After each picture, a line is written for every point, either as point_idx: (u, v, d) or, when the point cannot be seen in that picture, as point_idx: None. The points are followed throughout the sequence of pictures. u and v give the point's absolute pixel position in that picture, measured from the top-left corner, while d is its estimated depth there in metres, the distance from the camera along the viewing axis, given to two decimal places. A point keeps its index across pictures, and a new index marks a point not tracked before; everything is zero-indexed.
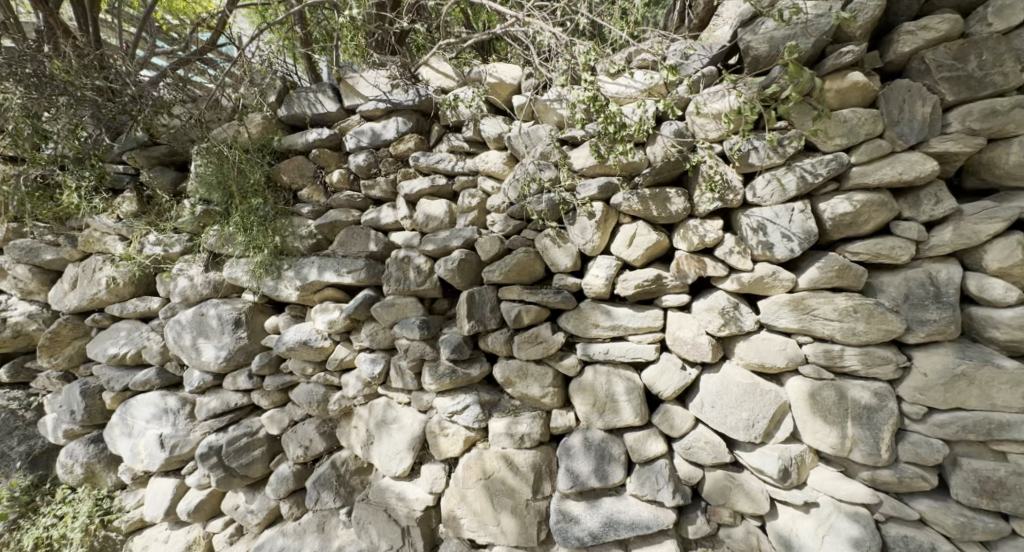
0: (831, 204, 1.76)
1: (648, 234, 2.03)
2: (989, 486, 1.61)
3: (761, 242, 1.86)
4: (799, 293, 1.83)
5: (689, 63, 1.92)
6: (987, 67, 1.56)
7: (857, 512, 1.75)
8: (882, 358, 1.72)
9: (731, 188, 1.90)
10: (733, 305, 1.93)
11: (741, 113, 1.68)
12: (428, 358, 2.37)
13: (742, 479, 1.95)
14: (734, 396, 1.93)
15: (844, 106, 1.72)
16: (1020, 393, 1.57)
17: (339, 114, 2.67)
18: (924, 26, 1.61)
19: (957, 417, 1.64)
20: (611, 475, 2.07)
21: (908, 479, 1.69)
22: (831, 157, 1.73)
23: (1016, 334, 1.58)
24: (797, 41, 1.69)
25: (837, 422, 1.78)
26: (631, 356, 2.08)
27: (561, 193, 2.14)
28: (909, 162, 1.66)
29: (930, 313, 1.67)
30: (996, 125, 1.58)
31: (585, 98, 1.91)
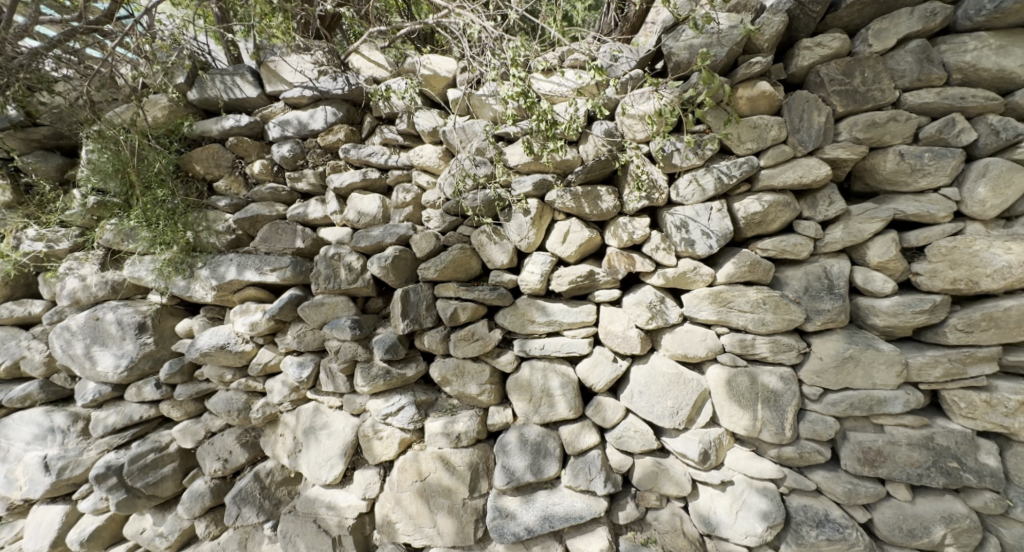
0: (744, 204, 1.90)
1: (581, 231, 2.08)
2: (870, 455, 1.80)
3: (684, 239, 1.97)
4: (717, 286, 1.97)
5: (617, 64, 1.99)
6: (869, 83, 1.74)
7: (766, 487, 1.91)
8: (786, 344, 1.89)
9: (656, 187, 1.99)
10: (659, 299, 2.03)
11: (664, 116, 1.76)
12: (360, 360, 2.27)
13: (668, 464, 2.06)
14: (660, 385, 2.03)
15: (753, 113, 1.86)
16: (895, 372, 1.77)
17: (260, 101, 2.48)
18: (819, 43, 1.78)
19: (846, 396, 1.83)
20: (546, 469, 2.10)
21: (806, 454, 1.87)
22: (743, 160, 1.87)
23: (892, 320, 1.79)
24: (713, 50, 1.80)
25: (749, 406, 1.93)
26: (566, 350, 2.13)
27: (496, 189, 2.13)
28: (807, 167, 1.83)
29: (825, 303, 1.86)
30: (877, 135, 1.77)
31: (513, 94, 1.90)
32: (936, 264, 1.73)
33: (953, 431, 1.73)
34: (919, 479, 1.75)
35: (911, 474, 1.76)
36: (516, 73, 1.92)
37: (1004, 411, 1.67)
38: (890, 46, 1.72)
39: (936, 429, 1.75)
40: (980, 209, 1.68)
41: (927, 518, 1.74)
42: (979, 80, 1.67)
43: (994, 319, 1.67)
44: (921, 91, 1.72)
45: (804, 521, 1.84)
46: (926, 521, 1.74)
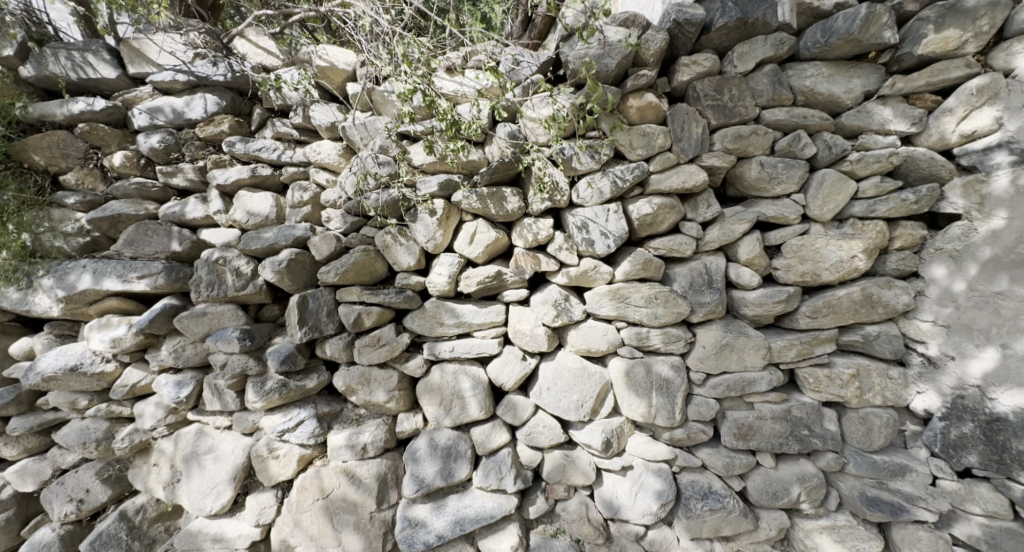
0: (637, 206, 2.04)
1: (488, 232, 2.08)
2: (743, 430, 2.03)
3: (585, 239, 2.07)
4: (616, 283, 2.09)
5: (519, 69, 2.02)
6: (736, 100, 1.96)
7: (660, 468, 2.07)
8: (675, 335, 2.06)
9: (558, 189, 2.05)
10: (564, 297, 2.11)
11: (560, 121, 1.83)
12: (252, 374, 2.07)
13: (575, 455, 2.14)
14: (566, 380, 2.10)
15: (643, 122, 2.02)
16: (762, 355, 2.02)
17: (121, 83, 2.14)
18: (694, 61, 1.96)
19: (724, 379, 2.04)
20: (456, 472, 2.07)
21: (693, 434, 2.06)
22: (635, 165, 2.00)
23: (758, 310, 2.02)
24: (603, 61, 1.90)
25: (645, 394, 2.07)
26: (476, 351, 2.13)
27: (400, 188, 2.05)
28: (689, 173, 2.01)
29: (706, 297, 2.05)
30: (744, 146, 1.99)
31: (404, 92, 1.83)
32: (790, 260, 2.00)
33: (805, 403, 2.01)
34: (780, 447, 2.01)
35: (774, 443, 2.01)
36: (410, 69, 1.85)
37: (840, 384, 1.95)
38: (750, 69, 1.96)
39: (793, 403, 2.01)
40: (820, 212, 1.96)
41: (787, 480, 1.99)
42: (818, 103, 1.95)
43: (831, 306, 1.96)
44: (776, 109, 1.97)
45: (692, 495, 2.02)
46: (786, 483, 1.99)
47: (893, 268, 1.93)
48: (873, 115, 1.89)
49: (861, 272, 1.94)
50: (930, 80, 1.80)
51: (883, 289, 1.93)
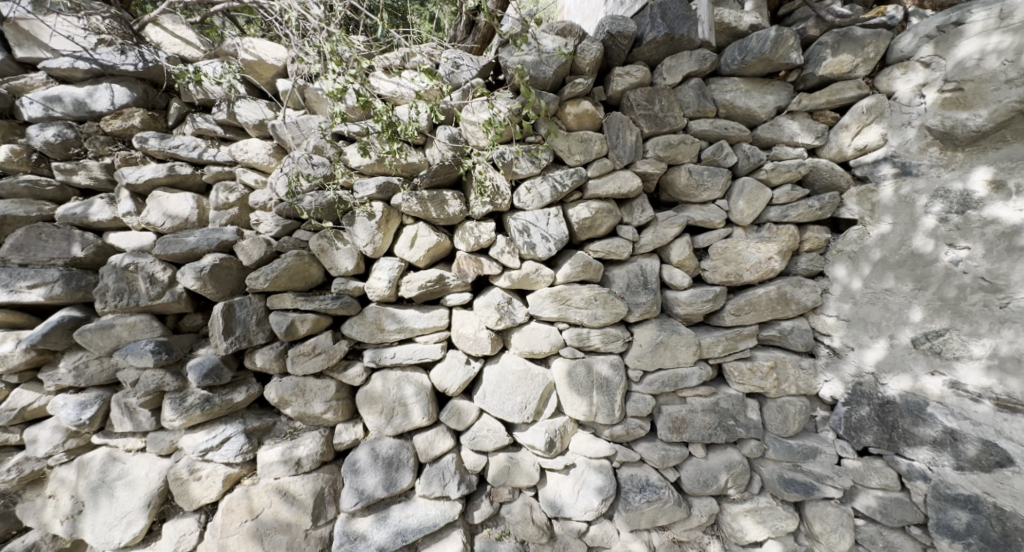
0: (576, 211, 2.09)
1: (429, 235, 2.05)
2: (676, 423, 2.14)
3: (526, 242, 2.09)
4: (557, 286, 2.13)
5: (459, 73, 2.00)
6: (665, 110, 2.06)
7: (602, 464, 2.13)
8: (614, 335, 2.13)
9: (500, 193, 2.05)
10: (507, 300, 2.12)
11: (497, 126, 1.84)
12: (169, 390, 1.90)
13: (519, 457, 2.16)
14: (510, 383, 2.12)
15: (581, 128, 2.08)
16: (693, 351, 2.14)
17: (10, 68, 1.93)
18: (627, 72, 2.05)
19: (659, 375, 2.14)
20: (399, 482, 2.02)
21: (631, 429, 2.14)
22: (574, 170, 2.05)
23: (688, 309, 2.14)
24: (540, 68, 1.93)
25: (586, 393, 2.13)
26: (418, 357, 2.09)
27: (336, 191, 1.96)
28: (625, 179, 2.09)
29: (642, 297, 2.14)
30: (674, 154, 2.10)
31: (333, 91, 1.72)
32: (716, 261, 2.14)
33: (731, 395, 2.15)
34: (710, 438, 2.13)
35: (704, 434, 2.13)
36: (340, 68, 1.78)
37: (761, 375, 2.12)
38: (677, 82, 2.08)
39: (720, 396, 2.15)
40: (740, 217, 2.12)
41: (716, 468, 2.12)
42: (737, 116, 2.10)
43: (752, 304, 2.12)
44: (701, 120, 2.10)
45: (631, 489, 2.10)
46: (715, 471, 2.12)
47: (803, 268, 2.12)
48: (783, 128, 2.06)
49: (777, 272, 2.12)
50: (829, 99, 1.99)
51: (795, 288, 2.11)
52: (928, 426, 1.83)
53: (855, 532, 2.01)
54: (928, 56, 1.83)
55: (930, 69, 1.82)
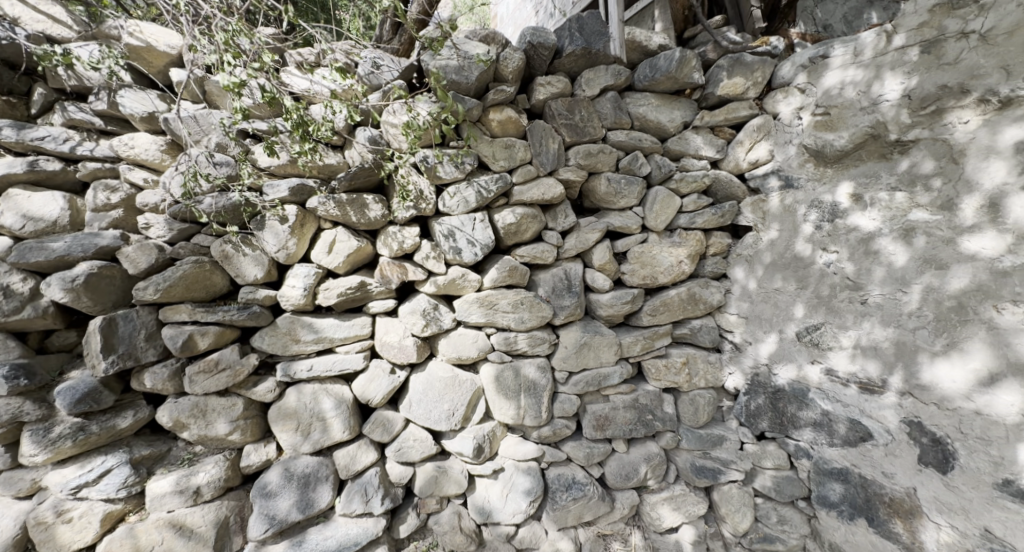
0: (502, 216, 2.10)
1: (348, 240, 1.94)
2: (600, 420, 2.22)
3: (452, 247, 2.05)
4: (484, 291, 2.12)
5: (380, 73, 1.92)
6: (585, 121, 2.15)
7: (530, 466, 2.16)
8: (540, 338, 2.17)
9: (424, 197, 2.01)
10: (433, 306, 2.08)
11: (416, 130, 1.79)
12: (29, 421, 1.63)
13: (447, 465, 2.12)
14: (437, 390, 2.07)
15: (505, 135, 2.10)
16: (614, 351, 2.24)
17: None
18: (548, 82, 2.11)
19: (583, 375, 2.21)
20: (316, 502, 1.89)
21: (558, 430, 2.19)
22: (498, 176, 2.06)
23: (609, 311, 2.24)
24: (462, 74, 1.92)
25: (513, 397, 2.15)
26: (338, 368, 1.98)
27: (241, 192, 1.80)
28: (548, 185, 2.13)
29: (566, 301, 2.20)
30: (594, 162, 2.19)
31: (229, 85, 1.50)
32: (634, 265, 2.26)
33: (649, 391, 2.28)
34: (631, 433, 2.24)
35: (625, 430, 2.24)
36: (239, 61, 1.64)
37: (675, 371, 2.28)
38: (596, 93, 2.17)
39: (640, 392, 2.27)
40: (655, 223, 2.25)
41: (636, 461, 2.23)
42: (650, 129, 2.24)
43: (666, 304, 2.28)
44: (618, 131, 2.22)
45: (558, 488, 2.15)
46: (635, 464, 2.22)
47: (709, 270, 2.33)
48: (689, 142, 2.24)
49: (687, 274, 2.29)
50: (727, 117, 2.20)
51: (702, 288, 2.31)
52: (809, 409, 2.04)
53: (755, 509, 2.20)
54: (802, 84, 2.04)
55: (804, 95, 2.04)
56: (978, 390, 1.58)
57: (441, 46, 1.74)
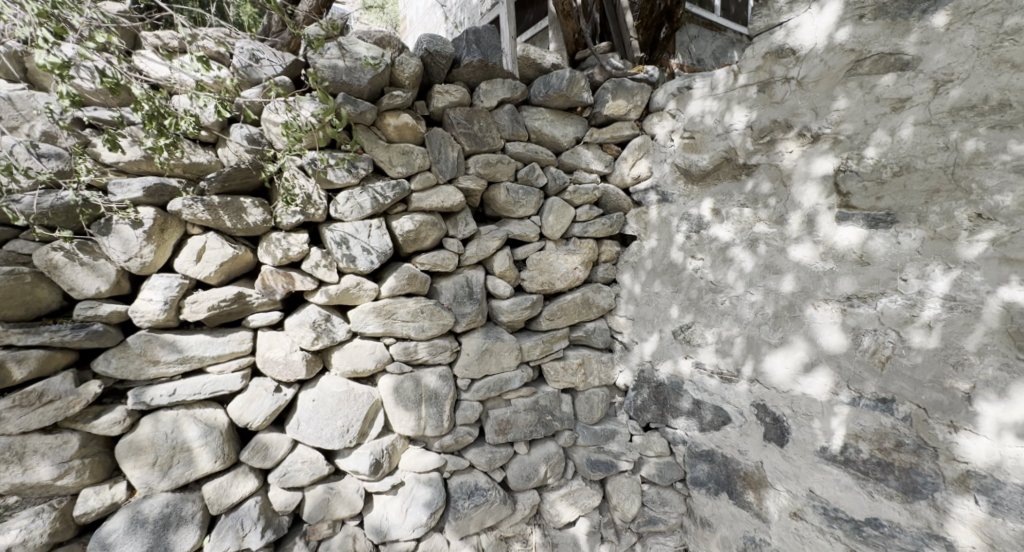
0: (401, 222, 2.04)
1: (222, 247, 1.75)
2: (502, 425, 2.26)
3: (345, 255, 1.94)
4: (382, 300, 2.04)
5: (260, 67, 1.76)
6: (484, 131, 2.19)
7: (431, 477, 2.12)
8: (442, 346, 2.15)
9: (312, 201, 1.89)
10: (325, 318, 1.94)
11: (297, 131, 1.66)
12: None
13: (341, 485, 2.00)
14: (329, 407, 1.94)
15: (402, 140, 2.06)
16: (514, 356, 2.30)
17: None
18: (447, 90, 2.11)
19: (485, 382, 2.24)
20: (178, 545, 1.67)
21: (460, 437, 2.19)
22: (396, 182, 2.00)
23: (510, 317, 2.30)
24: (354, 75, 1.84)
25: (414, 408, 2.09)
26: (210, 390, 1.76)
27: (77, 191, 1.53)
28: (447, 193, 2.12)
29: (467, 308, 2.21)
30: (493, 172, 2.23)
31: (48, 66, 1.26)
32: (533, 272, 2.36)
33: (549, 392, 2.38)
34: (532, 434, 2.31)
35: (526, 432, 2.30)
36: (66, 37, 1.39)
37: (572, 372, 2.41)
38: (494, 105, 2.22)
39: (540, 394, 2.36)
40: (551, 231, 2.36)
41: (536, 462, 2.31)
42: (545, 142, 2.36)
43: (563, 309, 2.41)
44: (516, 143, 2.29)
45: (460, 496, 2.14)
46: (536, 464, 2.30)
47: (601, 276, 2.53)
48: (581, 156, 2.40)
49: (582, 280, 2.45)
50: (613, 136, 2.41)
51: (595, 293, 2.49)
52: (683, 399, 2.30)
53: (642, 495, 2.41)
54: (672, 109, 2.31)
55: (674, 120, 2.31)
56: (801, 374, 1.87)
57: (322, 46, 1.64)
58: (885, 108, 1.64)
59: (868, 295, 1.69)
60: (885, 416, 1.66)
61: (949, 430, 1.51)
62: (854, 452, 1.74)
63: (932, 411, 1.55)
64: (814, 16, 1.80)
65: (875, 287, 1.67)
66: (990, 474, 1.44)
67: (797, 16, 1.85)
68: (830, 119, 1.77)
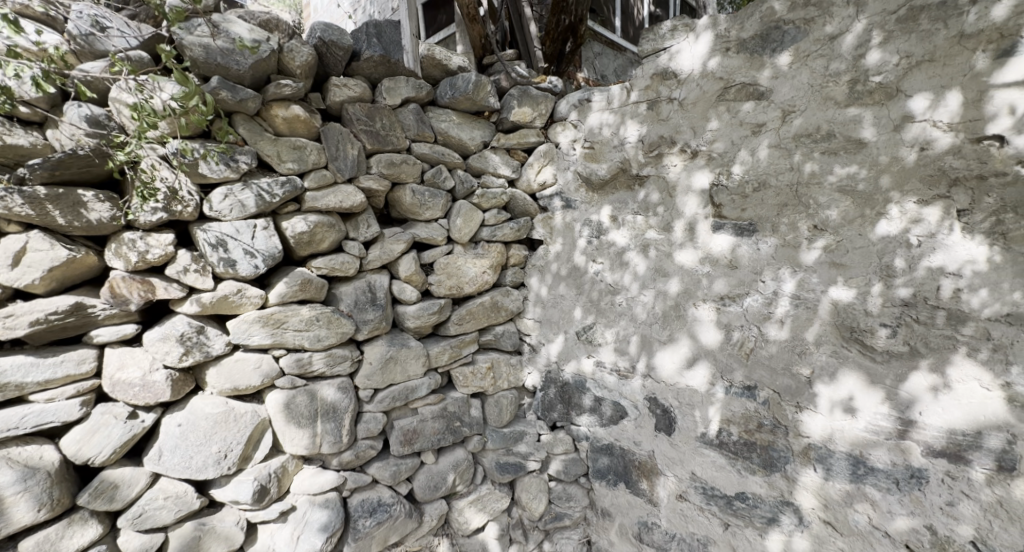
0: (292, 223, 1.86)
1: (51, 249, 1.45)
2: (408, 435, 2.18)
3: (223, 259, 1.72)
4: (269, 308, 1.84)
5: (106, 38, 1.50)
6: (387, 129, 2.09)
7: (328, 498, 1.96)
8: (341, 356, 2.01)
9: (179, 197, 1.63)
10: (197, 330, 1.70)
11: (150, 114, 1.42)
12: None
13: (216, 519, 1.76)
14: (202, 431, 1.70)
15: (293, 134, 1.88)
16: (421, 363, 2.22)
17: None
18: (345, 84, 1.98)
19: (389, 391, 2.14)
20: None
21: (362, 452, 2.06)
22: (285, 179, 1.82)
23: (417, 322, 2.22)
24: (232, 58, 1.64)
25: (308, 425, 1.92)
26: (35, 423, 1.45)
27: None
28: (346, 193, 1.99)
29: (369, 314, 2.09)
30: (398, 172, 2.14)
31: None
32: (440, 276, 2.30)
33: (458, 398, 2.35)
34: (440, 443, 2.26)
35: (434, 440, 2.24)
36: None
37: (480, 376, 2.41)
38: (397, 103, 2.14)
39: (448, 401, 2.31)
40: (460, 235, 2.33)
41: (444, 470, 2.27)
42: (452, 144, 2.33)
43: (472, 313, 2.40)
44: (421, 143, 2.23)
45: (361, 515, 2.01)
46: (443, 473, 2.26)
47: (509, 279, 2.57)
48: (488, 160, 2.41)
49: (490, 284, 2.46)
50: (519, 142, 2.45)
51: (504, 297, 2.52)
52: (586, 396, 2.41)
53: (549, 493, 2.48)
54: (574, 120, 2.42)
55: (576, 130, 2.42)
56: (685, 368, 2.06)
57: (183, 19, 1.42)
58: (746, 132, 1.87)
59: (736, 295, 1.91)
60: (749, 401, 1.89)
61: (796, 410, 1.76)
62: (726, 435, 1.95)
63: (784, 395, 1.79)
64: (691, 45, 2.01)
65: (742, 288, 1.90)
66: (825, 445, 1.70)
67: (677, 43, 2.05)
68: (705, 137, 1.98)
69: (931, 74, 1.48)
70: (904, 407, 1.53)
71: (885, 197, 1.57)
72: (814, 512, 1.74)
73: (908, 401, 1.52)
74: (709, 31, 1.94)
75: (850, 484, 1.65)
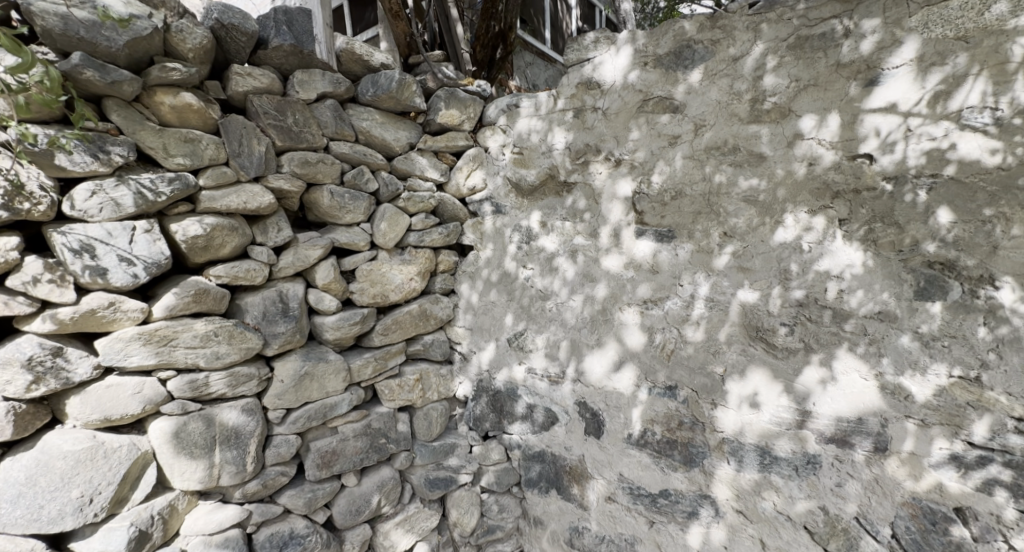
0: (183, 226, 1.63)
1: None
2: (326, 457, 2.00)
3: (90, 268, 1.46)
4: (153, 323, 1.60)
5: None
6: (300, 125, 1.92)
7: (229, 536, 1.74)
8: (246, 375, 1.79)
9: (24, 193, 1.34)
10: (52, 352, 1.42)
11: None
12: None
13: None
14: (58, 474, 1.41)
15: (184, 125, 1.65)
16: (341, 378, 2.06)
17: None
18: (250, 73, 1.79)
19: (304, 411, 1.95)
20: None
21: (270, 480, 1.86)
22: (174, 176, 1.60)
23: (336, 334, 2.05)
24: (103, 34, 1.42)
25: (203, 455, 1.69)
26: None
27: None
28: (252, 193, 1.78)
29: (280, 327, 1.89)
30: (313, 172, 1.97)
31: None
32: (363, 283, 2.16)
33: (383, 413, 2.20)
34: (362, 463, 2.10)
35: (355, 461, 2.08)
36: None
37: (408, 389, 2.28)
38: (313, 98, 1.98)
39: (372, 417, 2.16)
40: (384, 240, 2.19)
41: (368, 492, 2.12)
42: (376, 144, 2.20)
43: (398, 322, 2.27)
44: (340, 142, 2.08)
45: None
46: (366, 495, 2.11)
47: (438, 287, 2.48)
48: (415, 162, 2.30)
49: (418, 291, 2.36)
50: (448, 144, 2.38)
51: (433, 304, 2.43)
52: (518, 404, 2.38)
53: (480, 505, 2.41)
54: (503, 125, 2.40)
55: (505, 135, 2.41)
56: (611, 372, 2.11)
57: None
58: (664, 143, 1.96)
59: (658, 298, 1.99)
60: (671, 400, 1.97)
61: (711, 407, 1.86)
62: (650, 435, 2.02)
63: (700, 393, 1.89)
64: (613, 57, 2.08)
65: (662, 292, 1.98)
66: (737, 439, 1.81)
67: (600, 54, 2.11)
68: (627, 147, 2.05)
69: (815, 97, 1.65)
70: (801, 399, 1.67)
71: (782, 207, 1.71)
72: (728, 502, 1.85)
73: (804, 393, 1.67)
74: (628, 45, 2.02)
75: (758, 474, 1.77)
